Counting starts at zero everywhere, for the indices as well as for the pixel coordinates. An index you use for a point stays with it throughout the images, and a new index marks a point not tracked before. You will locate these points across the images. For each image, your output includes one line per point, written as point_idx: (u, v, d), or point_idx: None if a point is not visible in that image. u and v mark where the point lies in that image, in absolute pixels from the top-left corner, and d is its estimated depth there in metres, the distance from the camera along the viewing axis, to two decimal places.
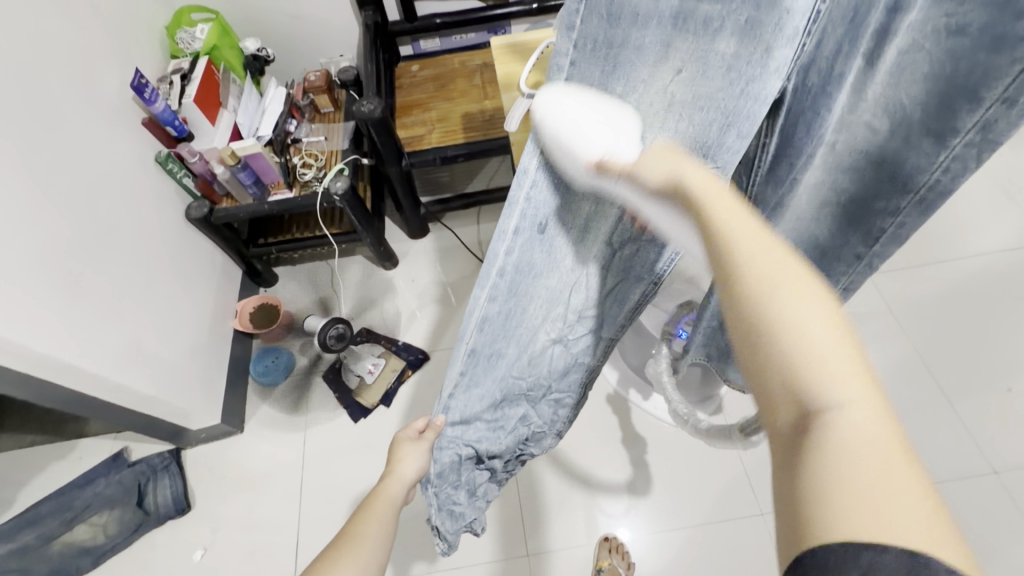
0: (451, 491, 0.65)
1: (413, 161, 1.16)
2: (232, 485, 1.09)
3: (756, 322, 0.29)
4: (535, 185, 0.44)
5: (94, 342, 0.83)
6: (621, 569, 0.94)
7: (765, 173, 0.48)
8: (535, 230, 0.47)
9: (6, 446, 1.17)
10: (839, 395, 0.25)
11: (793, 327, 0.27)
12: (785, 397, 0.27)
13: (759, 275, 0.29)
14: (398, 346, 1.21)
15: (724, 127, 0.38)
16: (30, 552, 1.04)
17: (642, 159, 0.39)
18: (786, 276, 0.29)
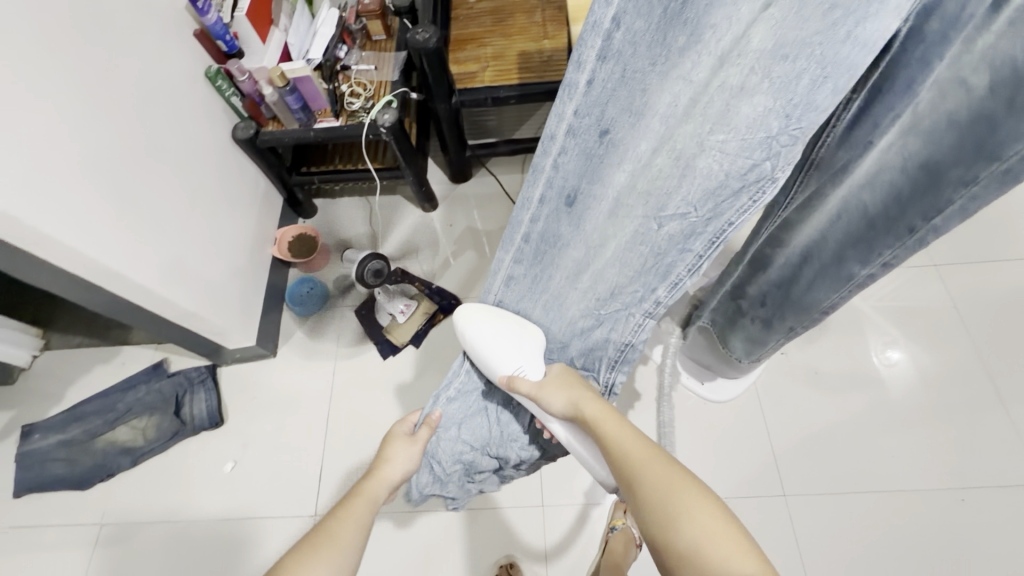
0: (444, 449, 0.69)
1: (464, 98, 1.11)
2: (262, 405, 1.12)
3: (666, 517, 0.46)
4: (564, 151, 0.48)
5: (142, 253, 0.84)
6: (634, 530, 0.94)
7: (839, 136, 0.45)
8: (562, 201, 0.53)
9: (56, 346, 1.23)
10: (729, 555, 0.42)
11: (685, 517, 0.45)
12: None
13: (652, 487, 0.48)
14: (431, 289, 1.19)
15: (816, 78, 0.36)
16: (77, 445, 1.11)
17: (547, 388, 0.59)
18: (666, 482, 0.48)
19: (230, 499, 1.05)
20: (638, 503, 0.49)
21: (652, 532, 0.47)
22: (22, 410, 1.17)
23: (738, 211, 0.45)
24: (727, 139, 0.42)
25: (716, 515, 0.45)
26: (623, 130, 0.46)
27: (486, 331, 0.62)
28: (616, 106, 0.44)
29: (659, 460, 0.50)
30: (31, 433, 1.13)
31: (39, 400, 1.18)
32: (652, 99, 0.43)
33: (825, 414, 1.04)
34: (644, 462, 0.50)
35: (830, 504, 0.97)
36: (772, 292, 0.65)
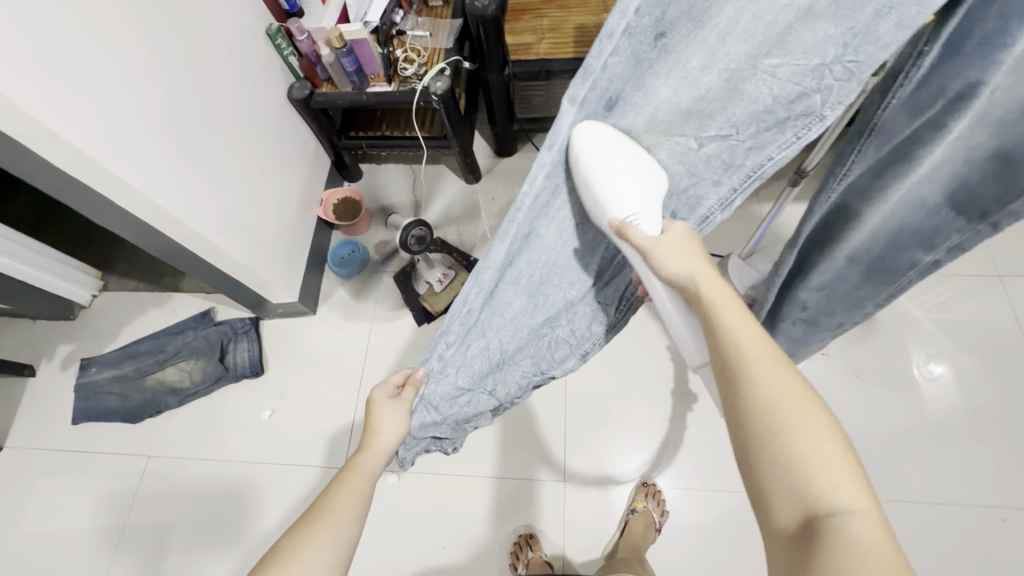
0: (443, 395, 0.60)
1: (517, 70, 1.10)
2: (300, 360, 1.17)
3: (770, 423, 0.39)
4: (616, 52, 0.41)
5: (199, 202, 0.87)
6: (654, 514, 0.95)
7: (904, 100, 0.39)
8: (603, 104, 0.46)
9: (114, 287, 1.30)
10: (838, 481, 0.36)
11: (789, 425, 0.38)
12: (796, 497, 0.36)
13: (766, 386, 0.40)
14: (469, 261, 1.19)
15: (880, 10, 0.34)
16: (129, 381, 1.18)
17: (663, 244, 0.48)
18: (782, 389, 0.40)
19: (266, 445, 1.10)
20: (738, 397, 0.41)
21: (747, 435, 0.40)
22: (81, 345, 1.25)
23: (779, 145, 0.46)
24: (782, 63, 0.40)
25: (830, 436, 0.38)
26: (680, 34, 0.41)
27: (602, 145, 0.46)
28: (678, 7, 0.39)
29: (775, 361, 0.41)
30: (88, 365, 1.21)
31: (96, 336, 1.25)
32: (713, 10, 0.39)
33: (861, 420, 1.01)
34: (756, 359, 0.41)
35: None
36: (816, 296, 0.62)
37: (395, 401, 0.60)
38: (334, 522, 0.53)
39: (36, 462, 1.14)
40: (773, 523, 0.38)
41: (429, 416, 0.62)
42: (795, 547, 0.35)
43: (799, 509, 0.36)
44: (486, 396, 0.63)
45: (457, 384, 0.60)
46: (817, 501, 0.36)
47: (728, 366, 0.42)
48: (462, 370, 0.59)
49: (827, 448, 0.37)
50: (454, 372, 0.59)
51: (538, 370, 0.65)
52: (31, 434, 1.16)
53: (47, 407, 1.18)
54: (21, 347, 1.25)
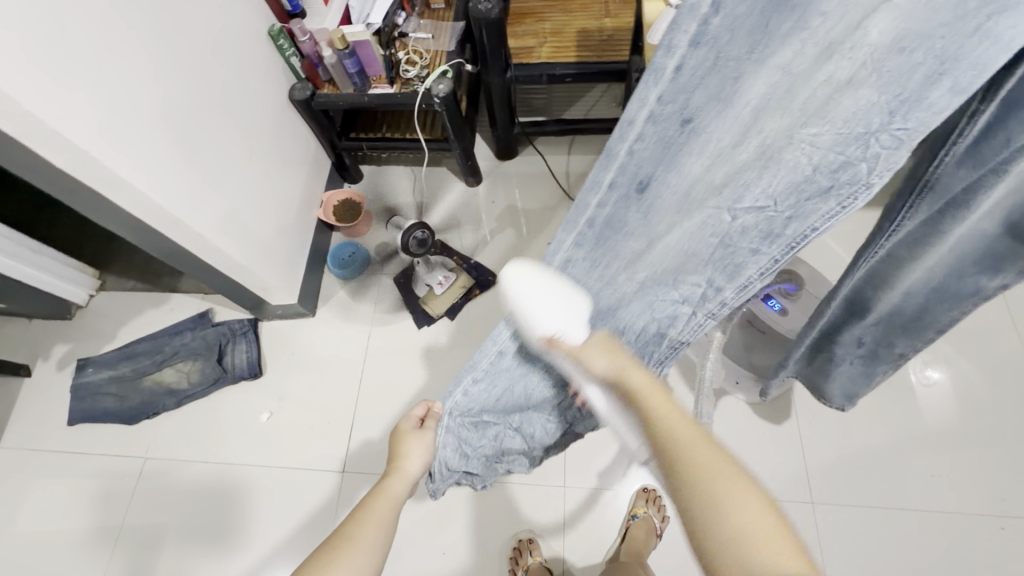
0: (470, 428, 0.66)
1: (519, 74, 1.10)
2: (299, 362, 1.16)
3: (705, 498, 0.44)
4: (642, 137, 0.52)
5: (198, 203, 0.86)
6: (655, 520, 0.95)
7: (961, 156, 0.38)
8: (634, 185, 0.56)
9: (111, 287, 1.30)
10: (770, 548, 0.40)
11: (727, 499, 0.43)
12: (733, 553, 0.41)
13: (692, 453, 0.46)
14: (470, 264, 1.20)
15: (932, 74, 0.32)
16: (127, 381, 1.18)
17: (591, 347, 0.56)
18: (714, 465, 0.45)
19: (264, 447, 1.10)
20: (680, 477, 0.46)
21: (691, 506, 0.45)
22: (77, 344, 1.24)
23: (822, 215, 0.37)
24: (820, 132, 0.36)
25: (756, 499, 0.43)
26: (705, 118, 0.49)
27: (539, 291, 0.58)
28: (699, 96, 0.48)
29: (704, 439, 0.47)
30: (85, 365, 1.20)
31: (92, 336, 1.24)
32: (744, 88, 0.45)
33: (860, 426, 1.01)
34: (691, 439, 0.47)
35: (856, 516, 0.95)
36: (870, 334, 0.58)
37: (417, 431, 0.69)
38: (362, 543, 0.56)
39: (32, 463, 1.13)
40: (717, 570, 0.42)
41: (458, 450, 0.66)
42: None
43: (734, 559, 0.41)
44: (513, 434, 0.69)
45: (484, 418, 0.66)
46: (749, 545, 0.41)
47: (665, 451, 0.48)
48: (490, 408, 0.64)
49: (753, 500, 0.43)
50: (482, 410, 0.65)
51: (565, 421, 0.70)
52: (27, 434, 1.15)
53: (43, 408, 1.17)
54: (17, 346, 1.25)
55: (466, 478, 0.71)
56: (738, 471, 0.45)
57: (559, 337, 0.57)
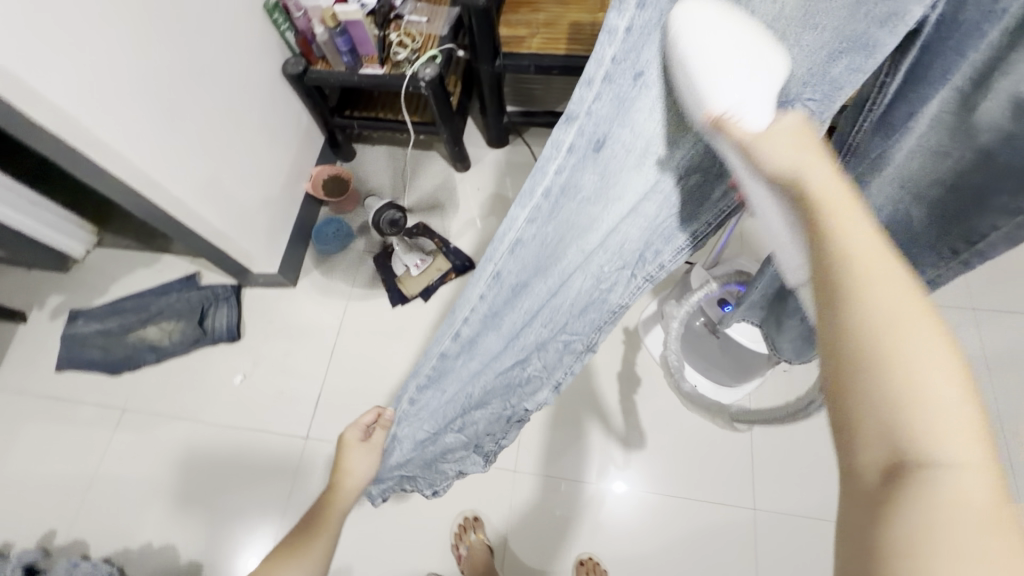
0: (414, 432, 0.67)
1: (508, 62, 1.10)
2: (276, 330, 1.20)
3: (867, 353, 0.23)
4: (599, 97, 0.32)
5: (178, 167, 0.89)
6: None
7: (874, 123, 0.39)
8: (591, 146, 0.35)
9: (107, 244, 1.35)
10: (958, 444, 0.21)
11: (903, 362, 0.22)
12: (888, 445, 0.22)
13: (872, 288, 0.24)
14: (448, 248, 1.22)
15: (833, 54, 0.32)
16: (113, 335, 1.23)
17: (774, 131, 0.29)
18: (895, 304, 0.23)
19: (235, 408, 1.14)
20: (827, 312, 0.25)
21: (837, 369, 0.24)
22: (70, 296, 1.29)
23: None
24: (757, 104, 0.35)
25: (956, 376, 0.22)
26: (664, 70, 0.32)
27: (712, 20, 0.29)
28: (657, 46, 0.31)
29: (892, 260, 0.24)
30: (76, 317, 1.26)
31: (85, 289, 1.30)
32: (695, 48, 0.31)
33: (815, 440, 1.03)
34: (873, 264, 0.24)
35: (796, 527, 0.97)
36: (818, 298, 0.60)
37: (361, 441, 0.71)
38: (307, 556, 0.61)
39: (21, 407, 1.19)
40: (853, 468, 0.23)
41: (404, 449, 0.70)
42: (871, 501, 0.22)
43: (885, 449, 0.22)
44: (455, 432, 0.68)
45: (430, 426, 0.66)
46: (910, 450, 0.21)
47: (828, 278, 0.25)
48: (434, 412, 0.64)
49: (944, 377, 0.22)
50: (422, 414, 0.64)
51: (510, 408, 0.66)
52: (17, 377, 1.22)
53: (36, 356, 1.23)
54: (14, 293, 1.31)
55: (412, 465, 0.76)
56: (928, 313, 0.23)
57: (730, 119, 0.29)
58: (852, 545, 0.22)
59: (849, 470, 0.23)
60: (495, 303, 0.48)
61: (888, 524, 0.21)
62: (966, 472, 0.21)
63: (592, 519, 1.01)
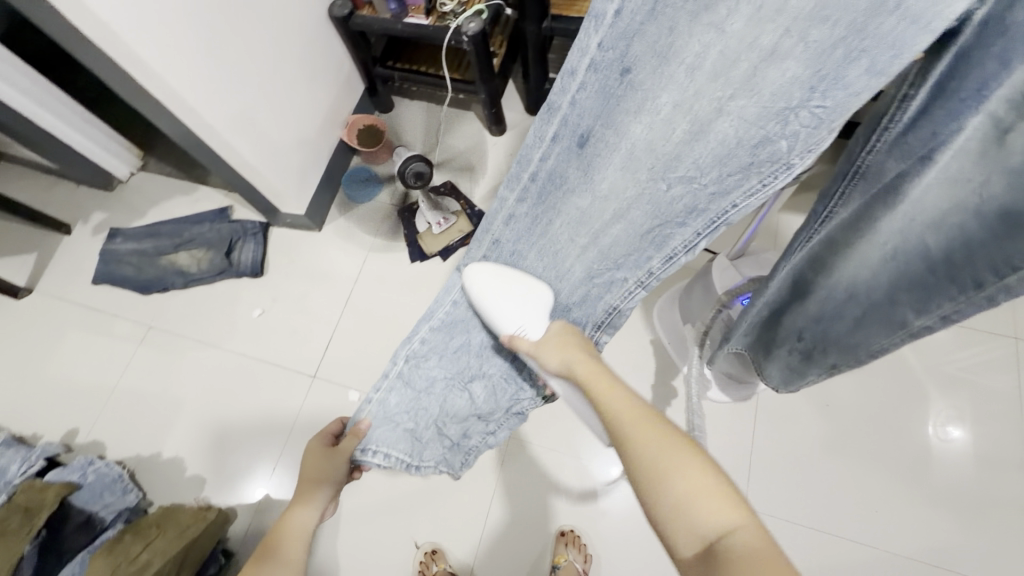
0: (424, 377, 0.65)
1: (554, 26, 1.07)
2: (297, 270, 1.23)
3: (652, 478, 0.44)
4: (585, 86, 0.43)
5: (217, 96, 0.90)
6: (576, 564, 0.94)
7: (891, 143, 0.39)
8: (574, 141, 0.48)
9: (150, 169, 1.40)
10: (716, 509, 0.40)
11: (669, 474, 0.43)
12: (689, 531, 0.40)
13: (638, 442, 0.47)
14: (472, 211, 1.22)
15: (850, 53, 0.35)
16: (146, 257, 1.28)
17: (546, 343, 0.58)
18: (659, 445, 0.45)
19: (251, 340, 1.18)
20: (631, 463, 0.46)
21: (646, 496, 0.44)
22: (112, 214, 1.35)
23: (744, 192, 0.45)
24: (746, 106, 0.41)
25: (706, 472, 0.42)
26: (645, 71, 0.42)
27: (489, 293, 0.60)
28: (643, 42, 0.40)
29: (652, 423, 0.48)
30: (114, 236, 1.31)
31: (125, 210, 1.35)
32: (677, 45, 0.40)
33: (819, 449, 1.01)
34: (639, 428, 0.48)
35: (782, 530, 0.96)
36: (808, 329, 0.58)
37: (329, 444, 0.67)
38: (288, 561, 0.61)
39: (59, 314, 1.26)
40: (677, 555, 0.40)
41: (404, 402, 0.64)
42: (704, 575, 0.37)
43: (695, 540, 0.39)
44: (458, 391, 0.67)
45: (436, 373, 0.66)
46: (705, 532, 0.39)
47: (620, 446, 0.48)
48: (443, 357, 0.65)
49: (700, 474, 0.42)
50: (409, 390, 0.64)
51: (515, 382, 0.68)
52: (58, 283, 1.29)
53: (76, 267, 1.30)
54: (62, 206, 1.38)
55: (403, 442, 0.65)
56: (677, 442, 0.45)
57: (515, 339, 0.60)
58: None
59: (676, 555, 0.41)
60: (499, 260, 0.62)
61: None
62: (742, 530, 0.38)
63: (580, 494, 1.02)
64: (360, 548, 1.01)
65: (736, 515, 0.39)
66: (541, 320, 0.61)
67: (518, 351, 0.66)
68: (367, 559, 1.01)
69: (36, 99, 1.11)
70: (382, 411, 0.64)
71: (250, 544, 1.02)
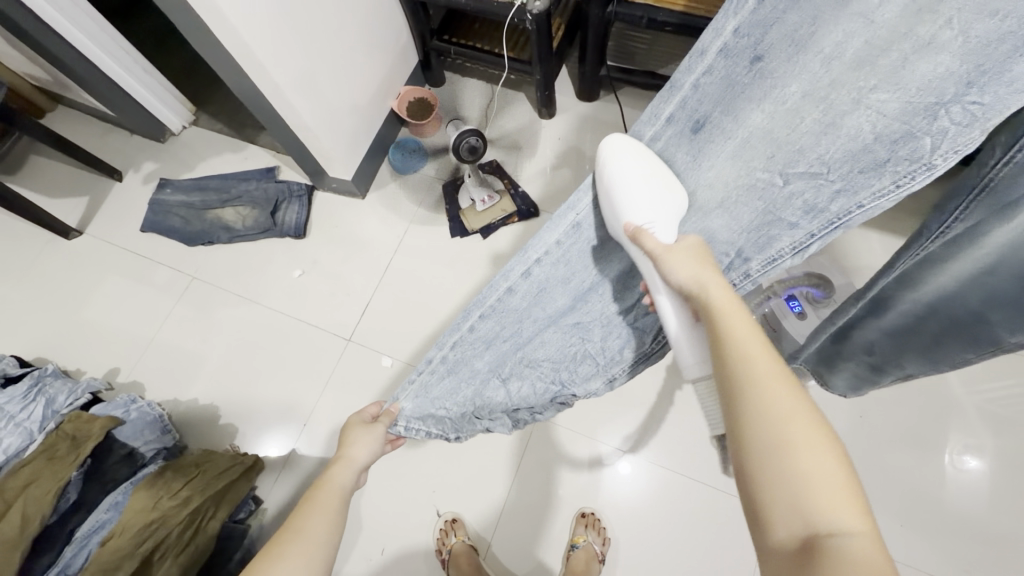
0: (463, 366, 0.64)
1: (619, 10, 1.05)
2: (338, 235, 1.25)
3: (764, 439, 0.37)
4: (710, 70, 0.48)
5: (282, 55, 0.91)
6: (594, 547, 0.95)
7: None
8: (689, 124, 0.52)
9: (202, 124, 1.42)
10: (837, 503, 0.33)
11: (792, 445, 0.36)
12: (795, 510, 0.34)
13: (764, 395, 0.38)
14: (516, 191, 1.23)
15: (1014, 48, 0.35)
16: (193, 210, 1.31)
17: (675, 252, 0.50)
18: (788, 406, 0.38)
19: (290, 299, 1.21)
20: (741, 409, 0.39)
21: (749, 452, 0.37)
22: (163, 166, 1.38)
23: (872, 191, 0.45)
24: (888, 99, 0.42)
25: (835, 461, 0.35)
26: (778, 59, 0.46)
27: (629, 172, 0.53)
28: (779, 31, 0.44)
29: (785, 378, 0.39)
30: (165, 186, 1.35)
31: (176, 163, 1.38)
32: (819, 33, 0.43)
33: (848, 459, 1.00)
34: (762, 374, 0.39)
35: None
36: (884, 340, 0.58)
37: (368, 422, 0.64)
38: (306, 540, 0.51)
39: (107, 257, 1.30)
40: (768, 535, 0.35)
41: (445, 388, 0.65)
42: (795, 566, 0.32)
43: (799, 522, 0.34)
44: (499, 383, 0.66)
45: (477, 363, 0.65)
46: (814, 517, 0.33)
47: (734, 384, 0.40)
48: (491, 346, 0.64)
49: (822, 456, 0.35)
50: (449, 376, 0.64)
51: (557, 380, 0.65)
52: (108, 227, 1.33)
53: (126, 213, 1.34)
54: (116, 153, 1.41)
55: (442, 423, 0.67)
56: (812, 415, 0.37)
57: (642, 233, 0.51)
58: None
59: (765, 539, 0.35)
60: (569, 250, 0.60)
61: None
62: (857, 535, 0.32)
63: (601, 478, 1.03)
64: (383, 509, 1.04)
65: (854, 517, 0.33)
66: (675, 213, 0.53)
67: (570, 347, 0.65)
68: (389, 520, 1.03)
69: (100, 44, 1.15)
70: (422, 394, 0.65)
71: (278, 493, 1.05)
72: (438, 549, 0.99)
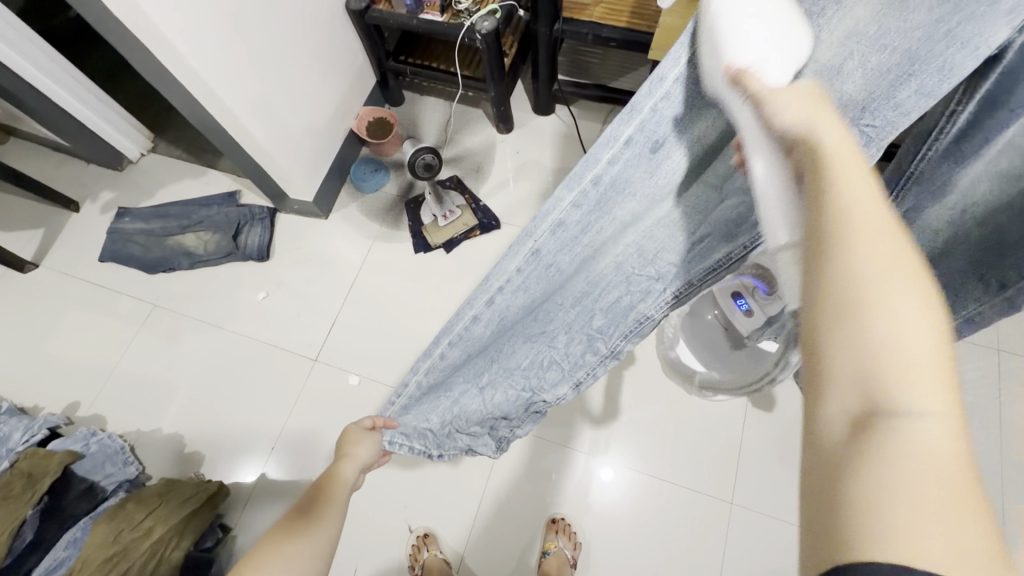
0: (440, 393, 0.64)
1: (566, 28, 1.09)
2: (302, 257, 1.25)
3: (851, 304, 0.23)
4: (669, 96, 0.35)
5: (234, 79, 0.92)
6: (565, 552, 0.96)
7: (941, 152, 0.37)
8: (648, 146, 0.38)
9: (160, 151, 1.41)
10: (921, 382, 0.22)
11: (881, 307, 0.23)
12: (858, 382, 0.22)
13: (868, 249, 0.24)
14: (477, 206, 1.25)
15: (902, 75, 0.31)
16: (153, 237, 1.30)
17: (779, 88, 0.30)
18: (884, 260, 0.24)
19: (255, 322, 1.20)
20: (811, 260, 0.25)
21: (822, 315, 0.24)
22: (121, 194, 1.37)
23: None
24: None
25: (935, 333, 0.22)
26: None
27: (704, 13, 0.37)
28: None
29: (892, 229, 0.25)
30: (123, 215, 1.33)
31: (135, 191, 1.37)
32: None
33: None
34: (865, 221, 0.24)
35: (766, 526, 0.98)
36: None
37: (366, 431, 0.68)
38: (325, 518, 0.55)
39: (65, 289, 1.28)
40: (820, 434, 0.23)
41: (424, 407, 0.65)
42: (838, 455, 0.22)
43: (859, 401, 0.22)
44: (473, 395, 0.62)
45: (450, 381, 0.63)
46: (884, 392, 0.22)
47: (821, 237, 0.25)
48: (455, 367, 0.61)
49: (926, 326, 0.22)
50: (429, 397, 0.64)
51: (528, 388, 0.60)
52: (65, 258, 1.31)
53: (84, 244, 1.32)
54: (71, 183, 1.39)
55: (424, 438, 0.68)
56: (913, 274, 0.24)
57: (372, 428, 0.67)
58: (822, 488, 0.22)
59: (811, 444, 0.24)
60: (531, 277, 0.50)
61: (850, 471, 0.21)
62: (936, 423, 0.21)
63: (571, 484, 1.04)
64: (356, 528, 1.04)
65: (946, 406, 0.21)
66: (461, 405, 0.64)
67: (538, 355, 0.59)
68: (362, 540, 1.03)
69: (55, 79, 1.14)
70: (405, 410, 0.66)
71: (248, 519, 1.04)
72: (411, 565, 0.99)
